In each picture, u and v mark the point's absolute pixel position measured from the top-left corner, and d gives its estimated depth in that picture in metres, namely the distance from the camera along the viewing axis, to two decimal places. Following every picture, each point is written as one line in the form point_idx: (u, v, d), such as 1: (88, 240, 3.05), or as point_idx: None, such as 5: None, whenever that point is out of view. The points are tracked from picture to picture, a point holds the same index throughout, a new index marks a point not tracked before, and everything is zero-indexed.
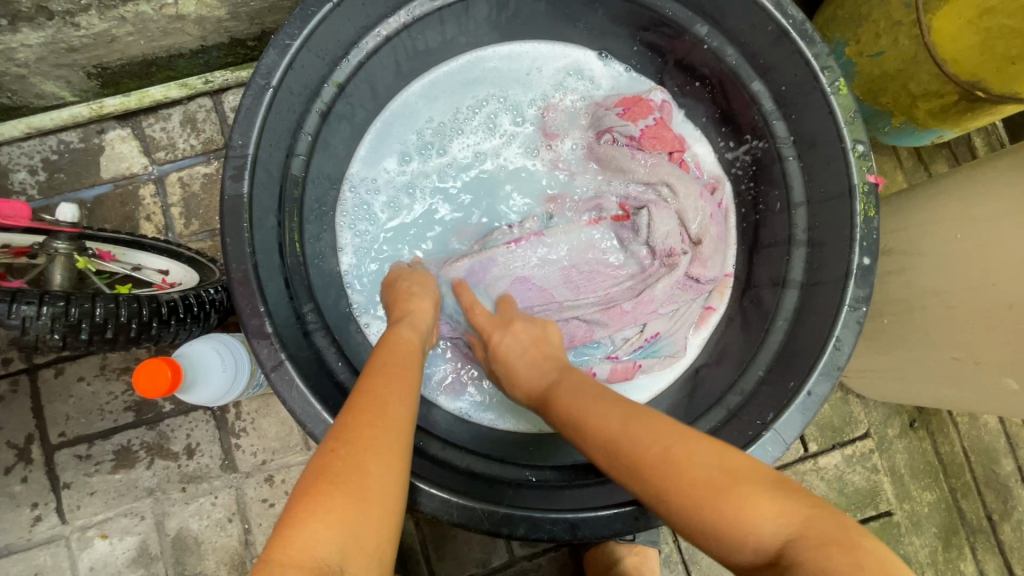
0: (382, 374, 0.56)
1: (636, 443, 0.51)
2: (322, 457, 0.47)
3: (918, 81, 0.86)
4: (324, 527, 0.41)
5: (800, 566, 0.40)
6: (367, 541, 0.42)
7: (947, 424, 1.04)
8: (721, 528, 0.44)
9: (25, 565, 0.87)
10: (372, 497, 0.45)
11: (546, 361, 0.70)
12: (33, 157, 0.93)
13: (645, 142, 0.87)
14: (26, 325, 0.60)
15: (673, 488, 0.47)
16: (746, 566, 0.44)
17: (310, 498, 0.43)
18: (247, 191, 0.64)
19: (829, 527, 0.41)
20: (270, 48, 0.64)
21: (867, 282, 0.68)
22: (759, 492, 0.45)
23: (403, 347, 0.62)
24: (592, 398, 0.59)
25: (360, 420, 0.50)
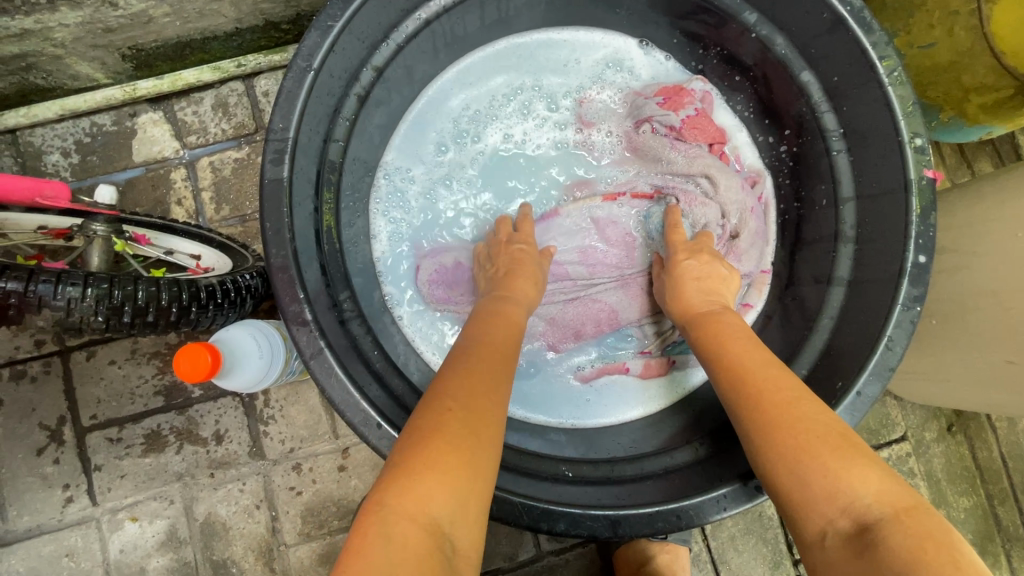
0: (491, 352, 0.57)
1: (775, 401, 0.52)
2: (437, 415, 0.47)
3: (971, 74, 0.84)
4: (439, 484, 0.42)
5: (890, 542, 0.41)
6: (470, 506, 0.43)
7: (986, 429, 1.01)
8: (823, 488, 0.46)
9: (56, 546, 0.88)
10: (479, 466, 0.45)
11: (716, 293, 0.71)
12: (66, 139, 0.92)
13: (686, 133, 0.84)
14: (70, 307, 0.60)
15: (795, 450, 0.48)
16: (826, 533, 0.45)
17: (427, 453, 0.44)
18: (287, 176, 0.63)
19: (926, 520, 0.42)
20: (313, 29, 0.63)
21: (922, 280, 0.65)
22: (853, 478, 0.45)
23: (510, 327, 0.63)
24: (737, 335, 0.62)
25: (474, 389, 0.50)
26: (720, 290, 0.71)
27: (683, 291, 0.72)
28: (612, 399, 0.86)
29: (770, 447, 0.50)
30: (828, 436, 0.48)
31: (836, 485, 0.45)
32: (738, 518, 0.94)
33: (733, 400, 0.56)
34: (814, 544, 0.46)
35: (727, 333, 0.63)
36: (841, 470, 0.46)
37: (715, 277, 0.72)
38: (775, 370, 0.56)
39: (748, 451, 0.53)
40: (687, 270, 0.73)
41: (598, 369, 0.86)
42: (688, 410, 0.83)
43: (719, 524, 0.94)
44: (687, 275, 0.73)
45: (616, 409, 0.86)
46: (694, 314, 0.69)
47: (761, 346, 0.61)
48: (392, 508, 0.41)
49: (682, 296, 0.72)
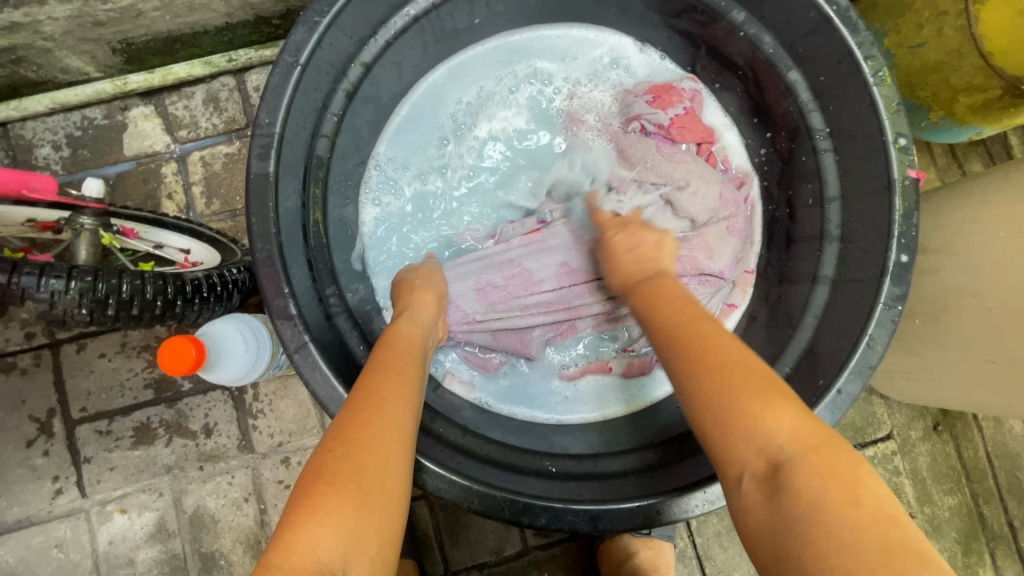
0: (380, 373, 0.55)
1: (723, 353, 0.51)
2: (319, 457, 0.46)
3: (960, 74, 0.83)
4: (320, 527, 0.41)
5: (801, 478, 0.41)
6: (367, 540, 0.43)
7: (972, 429, 1.02)
8: (737, 430, 0.45)
9: (45, 537, 0.88)
10: (369, 498, 0.44)
11: (649, 258, 0.69)
12: (57, 133, 0.93)
13: (673, 132, 0.85)
14: (53, 299, 0.60)
15: (709, 383, 0.48)
16: (743, 476, 0.45)
17: (308, 500, 0.43)
18: (272, 171, 0.64)
19: (840, 457, 0.42)
20: (299, 25, 0.63)
21: (904, 279, 0.66)
22: (766, 403, 0.45)
23: (402, 344, 0.61)
24: (682, 301, 0.59)
25: (357, 419, 0.49)
26: (653, 259, 0.69)
27: (619, 265, 0.70)
28: (594, 397, 0.87)
29: (689, 392, 0.50)
30: (739, 373, 0.48)
31: (752, 425, 0.45)
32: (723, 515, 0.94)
33: (670, 355, 0.54)
34: (733, 486, 0.46)
35: (661, 299, 0.61)
36: (756, 409, 0.45)
37: (646, 246, 0.71)
38: (715, 326, 0.54)
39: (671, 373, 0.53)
40: (618, 244, 0.72)
41: (582, 368, 0.87)
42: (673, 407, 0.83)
43: (704, 520, 0.94)
44: (620, 249, 0.72)
45: (596, 406, 0.86)
46: (631, 285, 0.67)
47: (695, 304, 0.59)
48: (279, 555, 0.40)
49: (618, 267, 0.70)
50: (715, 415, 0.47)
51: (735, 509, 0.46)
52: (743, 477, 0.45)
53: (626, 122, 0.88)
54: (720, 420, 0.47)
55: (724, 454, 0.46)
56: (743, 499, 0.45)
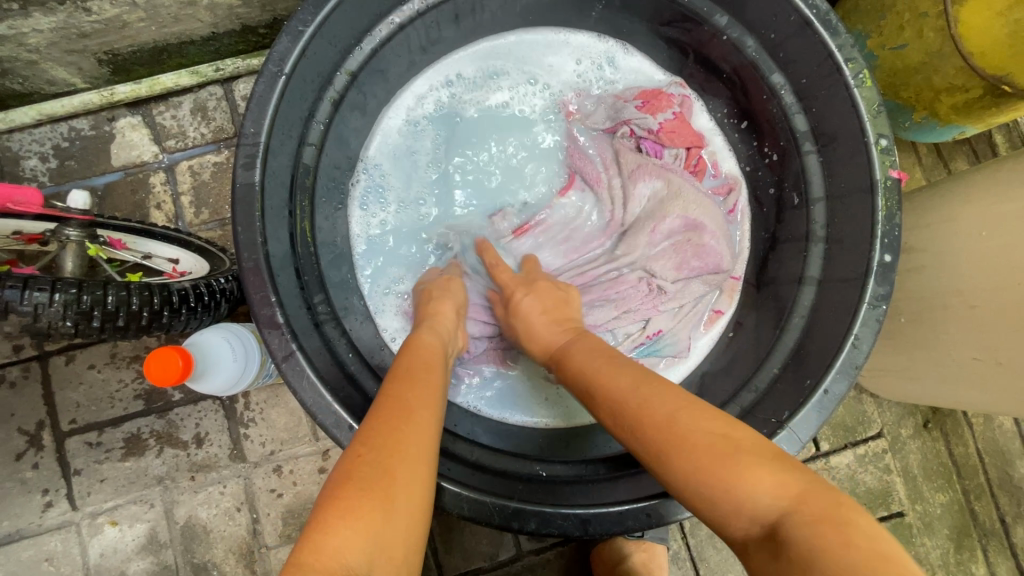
0: (409, 378, 0.56)
1: (655, 411, 0.52)
2: (347, 460, 0.46)
3: (941, 74, 0.84)
4: (351, 531, 0.41)
5: (799, 538, 0.40)
6: (394, 544, 0.42)
7: (962, 425, 1.02)
8: (725, 502, 0.45)
9: (35, 550, 0.88)
10: (397, 501, 0.44)
11: (564, 319, 0.70)
12: (43, 144, 0.92)
13: (664, 137, 0.86)
14: (38, 312, 0.60)
15: (697, 464, 0.47)
16: (746, 544, 0.44)
17: (337, 504, 0.43)
18: (258, 180, 0.64)
19: (825, 503, 0.41)
20: (283, 34, 0.63)
21: (888, 279, 0.66)
22: (751, 461, 0.45)
23: (428, 352, 0.62)
24: (613, 367, 0.58)
25: (384, 425, 0.49)
26: (567, 312, 0.72)
27: (535, 331, 0.70)
28: (579, 403, 0.86)
29: (670, 468, 0.49)
30: (712, 441, 0.48)
31: (734, 493, 0.45)
32: None
33: (618, 423, 0.54)
34: (740, 551, 0.45)
35: (617, 366, 0.58)
36: (739, 477, 0.45)
37: (556, 303, 0.73)
38: (657, 385, 0.54)
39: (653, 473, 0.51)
40: (529, 309, 0.72)
41: None
42: None
43: (697, 521, 0.94)
44: (619, 281, 0.70)
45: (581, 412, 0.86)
46: (555, 351, 0.67)
47: (648, 372, 0.57)
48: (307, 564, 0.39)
49: None
50: (697, 493, 0.47)
51: (746, 571, 0.45)
52: (745, 548, 0.45)
53: (616, 127, 0.89)
54: (705, 495, 0.46)
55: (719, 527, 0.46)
56: (749, 563, 0.44)
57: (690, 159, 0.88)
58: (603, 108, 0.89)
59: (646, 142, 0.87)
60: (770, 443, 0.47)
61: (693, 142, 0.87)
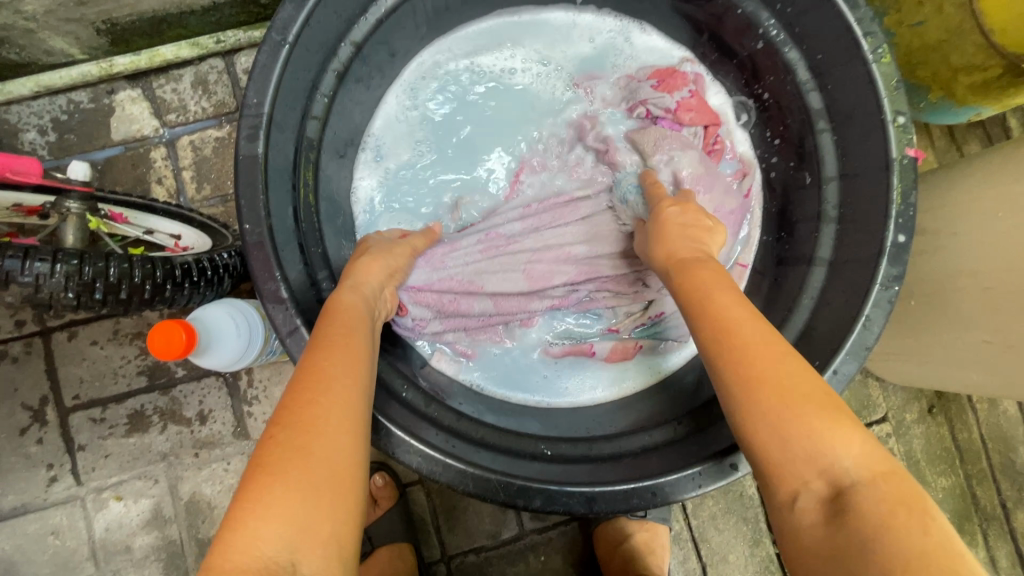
0: (324, 345, 0.53)
1: (745, 338, 0.48)
2: (262, 445, 0.45)
3: (959, 53, 0.82)
4: (268, 521, 0.41)
5: (867, 507, 0.40)
6: (320, 525, 0.42)
7: (966, 410, 1.02)
8: (805, 448, 0.43)
9: (41, 524, 0.88)
10: (316, 483, 0.43)
11: (703, 236, 0.60)
12: (42, 117, 0.91)
13: (681, 115, 0.84)
14: (39, 283, 0.59)
15: (777, 407, 0.44)
16: (803, 488, 0.43)
17: (251, 493, 0.42)
18: (262, 152, 0.62)
19: (904, 486, 0.41)
20: (286, 2, 0.62)
21: (901, 260, 0.65)
22: (841, 421, 0.43)
23: (348, 315, 0.59)
24: (717, 285, 0.52)
25: (295, 404, 0.47)
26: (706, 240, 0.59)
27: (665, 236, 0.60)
28: (581, 386, 0.86)
29: (751, 413, 0.45)
30: (817, 395, 0.45)
31: (818, 450, 0.43)
32: (718, 498, 0.95)
33: (721, 370, 0.48)
34: (785, 507, 0.44)
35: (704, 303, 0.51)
36: (826, 432, 0.43)
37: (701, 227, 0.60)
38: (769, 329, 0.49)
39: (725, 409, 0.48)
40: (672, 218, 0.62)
41: (565, 348, 0.85)
42: (667, 392, 0.83)
43: (700, 503, 0.95)
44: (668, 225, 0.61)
45: (581, 394, 0.85)
46: (675, 263, 0.57)
47: (753, 310, 0.51)
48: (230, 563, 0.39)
49: (664, 241, 0.60)
50: (772, 435, 0.44)
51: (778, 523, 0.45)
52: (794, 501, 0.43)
53: (630, 108, 0.86)
54: (780, 438, 0.44)
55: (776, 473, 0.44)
56: (796, 515, 0.43)
57: (708, 139, 0.85)
58: (616, 89, 0.87)
59: (662, 120, 0.86)
60: (844, 403, 0.46)
61: (711, 121, 0.85)
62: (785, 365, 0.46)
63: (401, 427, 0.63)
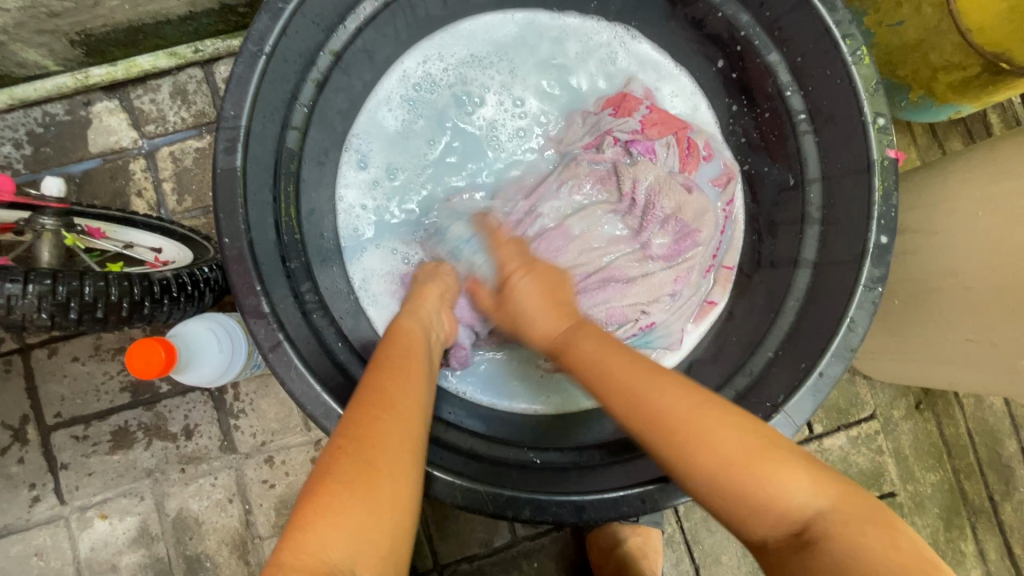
0: (392, 369, 0.55)
1: (650, 407, 0.50)
2: (330, 454, 0.45)
3: (938, 52, 0.82)
4: (332, 528, 0.41)
5: (831, 535, 0.42)
6: (378, 538, 0.42)
7: (953, 406, 1.03)
8: (764, 503, 0.45)
9: (24, 545, 0.87)
10: (381, 492, 0.43)
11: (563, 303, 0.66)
12: (17, 130, 0.89)
13: (648, 133, 0.83)
14: (10, 304, 0.58)
15: (732, 467, 0.46)
16: (769, 539, 0.45)
17: (319, 499, 0.42)
18: (240, 165, 0.61)
19: (858, 502, 0.44)
20: (262, 12, 0.61)
21: (884, 261, 0.65)
22: (790, 463, 0.46)
23: (408, 340, 0.61)
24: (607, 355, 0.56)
25: (369, 414, 0.48)
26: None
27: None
28: (571, 398, 0.85)
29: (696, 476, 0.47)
30: (749, 441, 0.47)
31: (772, 494, 0.45)
32: None
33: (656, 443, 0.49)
34: (762, 550, 0.46)
35: (604, 373, 0.54)
36: (775, 474, 0.45)
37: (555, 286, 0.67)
38: (650, 376, 0.53)
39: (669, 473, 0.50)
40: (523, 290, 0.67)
41: (561, 365, 0.85)
42: None
43: (692, 505, 0.95)
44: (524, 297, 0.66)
45: (569, 401, 0.85)
46: (552, 340, 0.62)
47: (659, 370, 0.53)
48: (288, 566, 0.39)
49: None
50: (734, 505, 0.46)
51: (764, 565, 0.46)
52: (772, 548, 0.45)
53: (598, 140, 0.83)
54: (739, 502, 0.46)
55: (745, 527, 0.46)
56: (772, 560, 0.45)
57: (681, 145, 0.84)
58: (581, 126, 0.85)
59: (637, 145, 0.82)
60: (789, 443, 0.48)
61: (677, 127, 0.84)
62: (692, 415, 0.49)
63: None
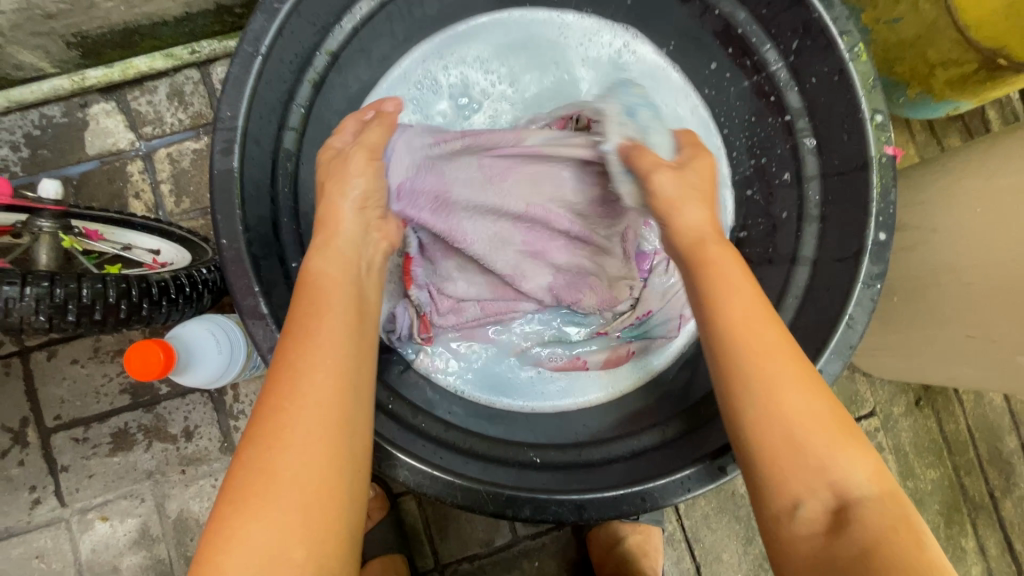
0: (299, 342, 0.50)
1: (772, 342, 0.50)
2: (235, 462, 0.45)
3: (936, 48, 0.82)
4: (239, 542, 0.41)
5: (869, 519, 0.44)
6: (286, 544, 0.42)
7: (953, 402, 1.03)
8: (821, 464, 0.46)
9: (25, 548, 0.87)
10: (280, 500, 0.43)
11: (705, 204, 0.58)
12: (14, 133, 0.89)
13: (615, 114, 0.81)
14: (8, 307, 0.58)
15: (799, 419, 0.47)
16: (806, 501, 0.46)
17: (223, 514, 0.43)
18: (237, 166, 0.61)
19: (896, 506, 0.45)
20: (258, 13, 0.61)
21: (882, 258, 0.65)
22: (849, 444, 0.47)
23: (328, 305, 0.53)
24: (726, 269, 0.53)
25: (266, 413, 0.46)
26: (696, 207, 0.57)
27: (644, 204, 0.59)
28: (571, 396, 0.85)
29: (774, 418, 0.47)
30: (823, 407, 0.48)
31: (827, 462, 0.46)
32: (710, 497, 0.95)
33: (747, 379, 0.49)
34: (785, 514, 0.47)
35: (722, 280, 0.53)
36: (835, 447, 0.47)
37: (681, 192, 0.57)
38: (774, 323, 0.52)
39: (738, 417, 0.49)
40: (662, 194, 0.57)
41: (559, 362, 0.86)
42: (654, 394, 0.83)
43: (692, 503, 0.95)
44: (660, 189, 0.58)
45: (570, 398, 0.85)
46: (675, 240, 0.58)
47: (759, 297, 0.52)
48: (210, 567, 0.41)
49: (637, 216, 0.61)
50: (789, 452, 0.47)
51: (776, 529, 0.47)
52: (792, 509, 0.46)
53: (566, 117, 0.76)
54: (795, 455, 0.47)
55: (783, 481, 0.47)
56: (794, 525, 0.46)
57: None
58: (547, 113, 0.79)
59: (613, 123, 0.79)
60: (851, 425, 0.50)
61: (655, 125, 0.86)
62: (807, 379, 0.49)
63: (386, 439, 0.63)
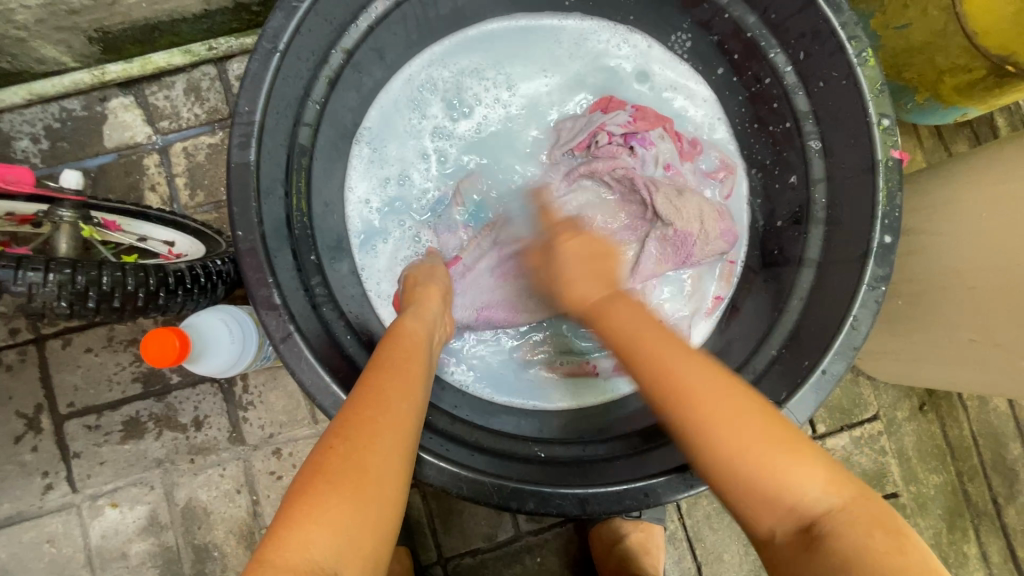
0: (386, 367, 0.55)
1: (687, 379, 0.50)
2: (321, 453, 0.46)
3: (945, 54, 0.83)
4: (316, 530, 0.41)
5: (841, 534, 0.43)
6: (363, 541, 0.43)
7: (957, 408, 1.03)
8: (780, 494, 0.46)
9: (37, 532, 0.88)
10: (368, 495, 0.44)
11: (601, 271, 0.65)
12: (35, 125, 0.91)
13: (638, 125, 0.83)
14: (32, 292, 0.59)
15: (732, 455, 0.47)
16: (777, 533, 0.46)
17: (301, 500, 0.43)
18: (253, 159, 0.63)
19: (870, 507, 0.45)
20: (278, 10, 0.62)
21: (887, 260, 0.66)
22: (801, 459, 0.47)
23: (408, 341, 0.60)
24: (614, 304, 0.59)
25: (361, 416, 0.49)
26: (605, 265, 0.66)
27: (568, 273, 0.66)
28: (574, 394, 0.86)
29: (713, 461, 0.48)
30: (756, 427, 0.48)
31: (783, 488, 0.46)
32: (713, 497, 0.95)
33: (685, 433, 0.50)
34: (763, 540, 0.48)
35: (613, 326, 0.56)
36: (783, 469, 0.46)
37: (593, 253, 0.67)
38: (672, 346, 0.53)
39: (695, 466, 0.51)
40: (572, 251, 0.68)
41: (565, 367, 0.86)
42: None
43: (694, 502, 0.95)
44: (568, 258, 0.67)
45: (574, 396, 0.86)
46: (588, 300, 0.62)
47: (657, 325, 0.56)
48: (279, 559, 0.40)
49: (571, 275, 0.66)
50: (749, 495, 0.47)
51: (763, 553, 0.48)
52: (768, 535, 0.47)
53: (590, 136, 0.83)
54: (751, 492, 0.47)
55: (750, 512, 0.47)
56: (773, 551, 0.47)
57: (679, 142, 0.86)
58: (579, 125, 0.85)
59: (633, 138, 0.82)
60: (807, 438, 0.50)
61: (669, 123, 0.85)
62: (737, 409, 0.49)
63: None
